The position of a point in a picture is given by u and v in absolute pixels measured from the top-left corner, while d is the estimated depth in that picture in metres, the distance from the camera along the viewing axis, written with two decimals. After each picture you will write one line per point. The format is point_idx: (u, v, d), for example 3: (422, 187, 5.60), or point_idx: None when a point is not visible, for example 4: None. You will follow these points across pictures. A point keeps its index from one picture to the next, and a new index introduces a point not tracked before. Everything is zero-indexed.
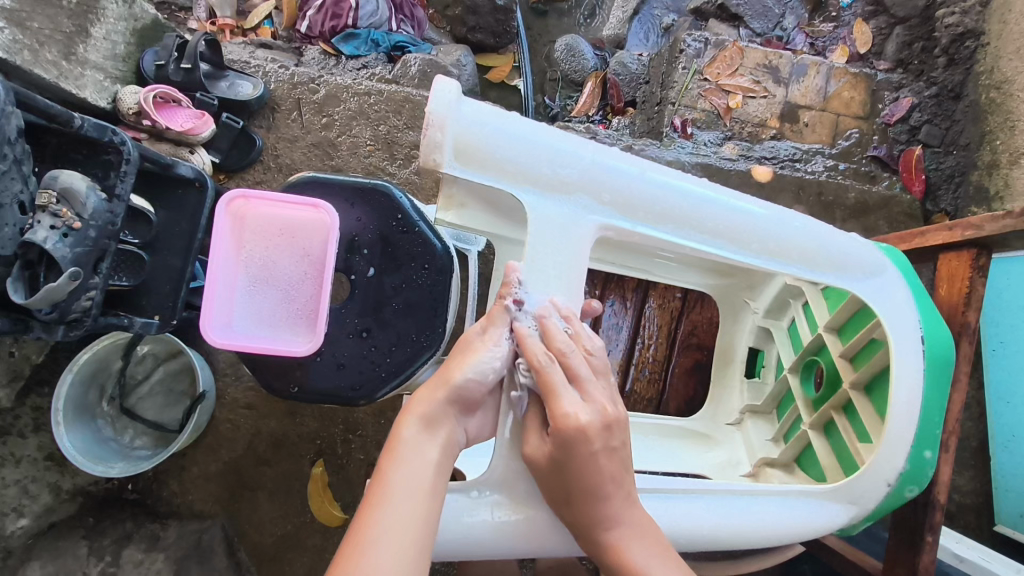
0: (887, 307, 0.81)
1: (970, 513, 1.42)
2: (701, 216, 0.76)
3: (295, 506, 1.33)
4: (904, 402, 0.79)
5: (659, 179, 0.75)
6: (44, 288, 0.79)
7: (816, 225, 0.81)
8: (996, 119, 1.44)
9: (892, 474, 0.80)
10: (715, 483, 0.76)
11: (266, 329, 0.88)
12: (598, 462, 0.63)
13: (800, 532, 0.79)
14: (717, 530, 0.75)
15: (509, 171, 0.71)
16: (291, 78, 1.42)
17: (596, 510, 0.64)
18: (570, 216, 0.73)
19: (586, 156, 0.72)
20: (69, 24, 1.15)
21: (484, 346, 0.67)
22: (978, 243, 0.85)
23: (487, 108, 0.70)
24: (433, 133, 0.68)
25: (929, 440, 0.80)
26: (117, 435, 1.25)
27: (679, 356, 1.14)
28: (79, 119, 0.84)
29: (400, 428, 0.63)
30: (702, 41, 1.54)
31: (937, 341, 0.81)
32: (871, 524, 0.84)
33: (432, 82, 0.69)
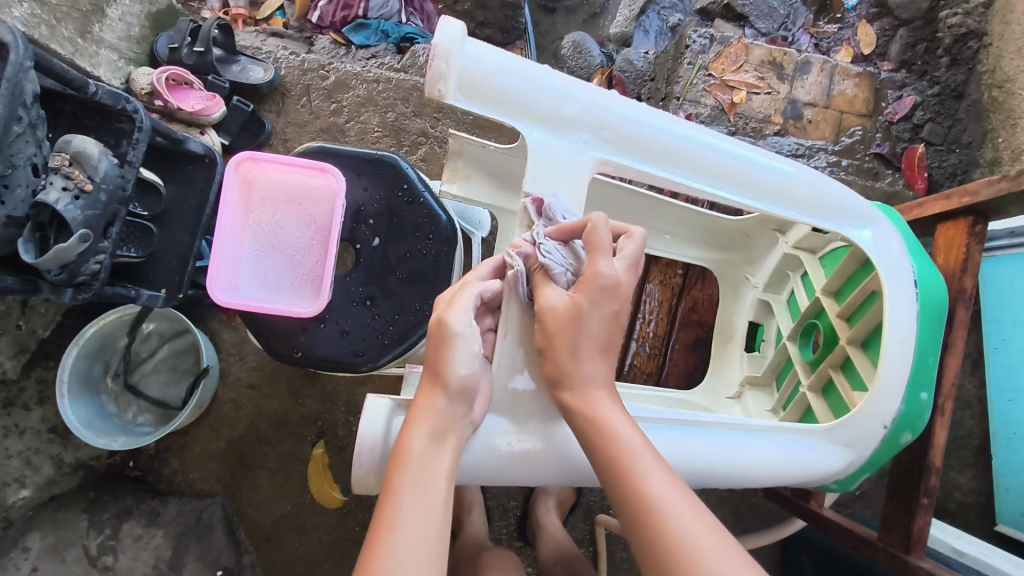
0: (881, 255, 0.82)
1: (972, 510, 1.39)
2: (700, 154, 0.77)
3: (295, 486, 1.33)
4: (898, 344, 0.79)
5: (658, 121, 0.76)
6: (54, 248, 0.80)
7: (812, 174, 0.82)
8: (999, 117, 1.46)
9: (888, 416, 0.80)
10: (710, 435, 0.76)
11: (271, 293, 0.91)
12: (602, 321, 0.67)
13: (797, 475, 0.79)
14: (710, 468, 0.74)
15: (511, 107, 0.72)
16: (302, 65, 1.45)
17: (584, 367, 0.66)
18: (570, 154, 0.74)
19: (585, 96, 0.74)
20: (86, 3, 1.18)
21: (459, 335, 0.66)
22: (972, 210, 0.86)
23: (488, 46, 0.71)
24: (437, 67, 0.70)
25: (924, 382, 0.81)
26: (120, 411, 1.26)
27: (680, 332, 1.16)
28: (94, 86, 0.85)
29: (404, 440, 0.63)
30: (708, 35, 1.56)
31: (930, 287, 0.81)
32: (870, 473, 0.84)
33: (438, 22, 0.70)
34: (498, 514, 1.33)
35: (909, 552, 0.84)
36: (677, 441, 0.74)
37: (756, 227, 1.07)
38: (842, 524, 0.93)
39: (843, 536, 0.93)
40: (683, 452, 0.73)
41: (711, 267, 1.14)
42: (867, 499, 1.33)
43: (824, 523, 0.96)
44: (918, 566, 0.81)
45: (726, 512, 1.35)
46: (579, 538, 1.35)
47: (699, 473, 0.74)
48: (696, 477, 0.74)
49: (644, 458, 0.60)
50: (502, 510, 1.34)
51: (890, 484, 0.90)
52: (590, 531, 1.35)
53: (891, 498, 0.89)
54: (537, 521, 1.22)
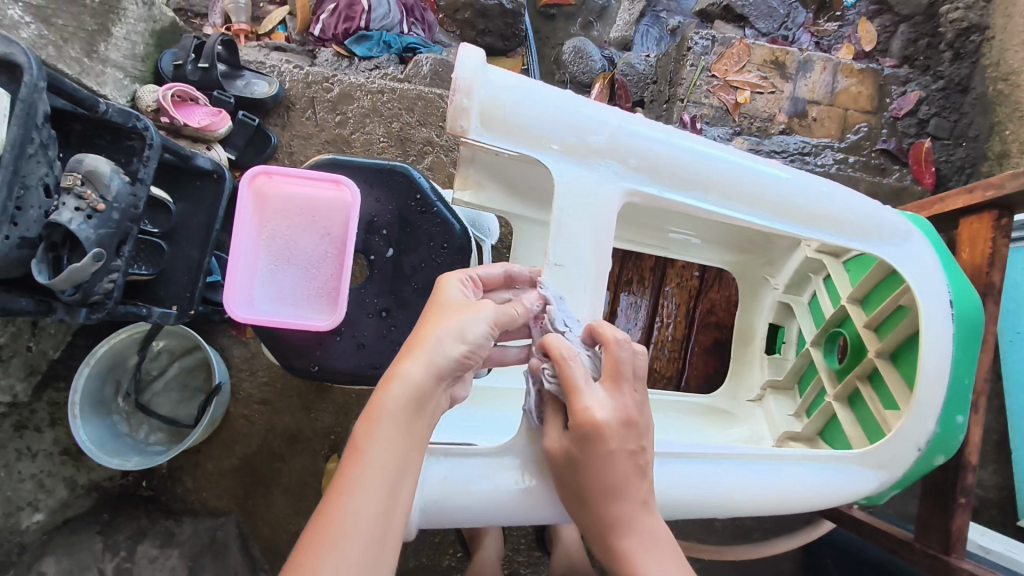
0: (912, 268, 0.83)
1: (994, 507, 1.36)
2: (729, 181, 0.77)
3: (310, 502, 1.32)
4: (932, 370, 0.80)
5: (684, 144, 0.76)
6: (67, 268, 0.80)
7: (842, 190, 0.83)
8: (1005, 109, 1.45)
9: (923, 437, 0.81)
10: (745, 448, 0.77)
11: (286, 308, 0.90)
12: (615, 462, 0.64)
13: (833, 492, 0.80)
14: (745, 495, 0.75)
15: (536, 138, 0.72)
16: (305, 77, 1.44)
17: (612, 510, 0.65)
18: (599, 185, 0.74)
19: (610, 121, 0.74)
20: (92, 23, 1.18)
21: (473, 317, 0.63)
22: (997, 204, 0.86)
23: (511, 76, 0.72)
24: (459, 99, 0.70)
25: (959, 406, 0.81)
26: (132, 431, 1.25)
27: (698, 335, 1.20)
28: (105, 104, 0.85)
29: (360, 430, 0.58)
30: (710, 38, 1.56)
31: (965, 305, 0.82)
32: (899, 491, 0.86)
33: (457, 50, 0.70)
34: (515, 524, 1.32)
35: (950, 552, 0.83)
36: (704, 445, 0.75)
37: (776, 233, 1.07)
38: (874, 526, 0.92)
39: (875, 538, 0.92)
40: (713, 455, 0.74)
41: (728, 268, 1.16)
42: (888, 499, 1.31)
43: (853, 525, 0.95)
44: (958, 568, 0.80)
45: (745, 516, 1.34)
46: None
47: (738, 501, 0.75)
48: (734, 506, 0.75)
49: None
50: None
51: (924, 483, 0.89)
52: None
53: (926, 499, 0.88)
54: (556, 532, 1.20)
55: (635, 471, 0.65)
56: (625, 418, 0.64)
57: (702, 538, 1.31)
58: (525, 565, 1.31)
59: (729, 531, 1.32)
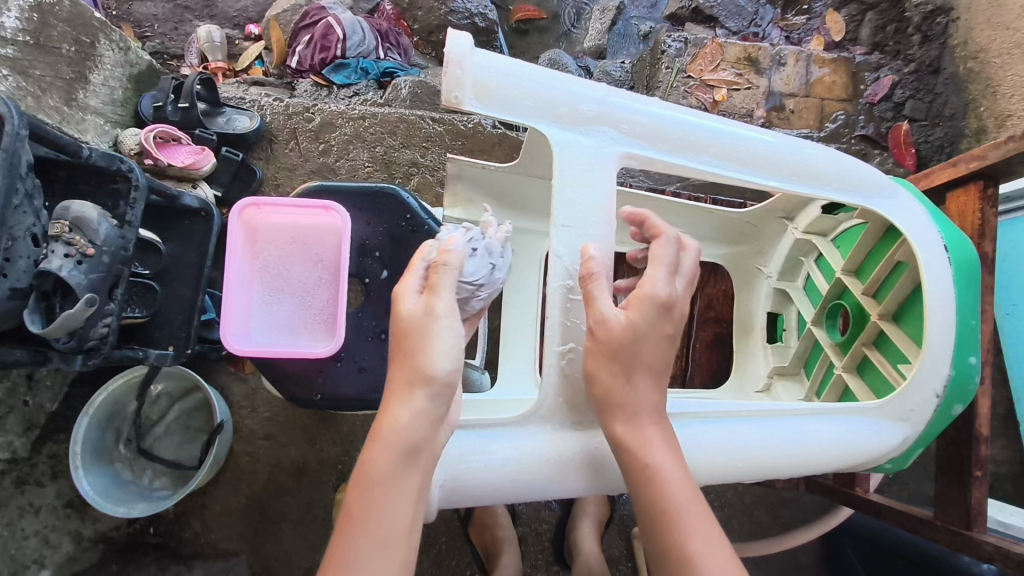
0: (905, 220, 0.83)
1: (1008, 481, 1.35)
2: (719, 141, 0.78)
3: (322, 534, 1.30)
4: (939, 313, 0.80)
5: (673, 113, 0.78)
6: (60, 316, 0.79)
7: (823, 150, 0.84)
8: (977, 87, 1.47)
9: (939, 384, 0.81)
10: (760, 425, 0.77)
11: (287, 334, 0.90)
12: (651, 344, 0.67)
13: (854, 455, 0.80)
14: (762, 455, 0.75)
15: (528, 110, 0.73)
16: (286, 109, 1.45)
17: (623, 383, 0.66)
18: (594, 151, 0.74)
19: (600, 94, 0.75)
20: (69, 71, 1.18)
21: (438, 326, 0.63)
22: (982, 175, 0.88)
23: (499, 56, 0.72)
24: (451, 73, 0.70)
25: (970, 346, 0.81)
26: (136, 478, 1.23)
27: (699, 330, 1.20)
28: (88, 149, 0.85)
29: (350, 497, 0.61)
30: (683, 40, 1.60)
31: (960, 249, 0.83)
32: (924, 448, 0.84)
33: (445, 35, 0.70)
34: (532, 540, 1.30)
35: (972, 527, 0.82)
36: (716, 432, 0.74)
37: (763, 217, 1.10)
38: (894, 508, 0.92)
39: (895, 519, 0.91)
40: (727, 448, 0.74)
41: (722, 262, 1.16)
42: (902, 482, 1.30)
43: (872, 508, 0.95)
44: (981, 541, 0.80)
45: (762, 511, 1.32)
46: (615, 555, 1.31)
47: (756, 465, 0.75)
48: (748, 468, 0.75)
49: (659, 457, 0.65)
50: (535, 535, 1.30)
51: (938, 459, 0.89)
52: (625, 547, 1.32)
53: (942, 474, 0.88)
54: (576, 543, 1.18)
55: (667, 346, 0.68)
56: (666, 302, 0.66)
57: None
58: None
59: (747, 527, 1.31)
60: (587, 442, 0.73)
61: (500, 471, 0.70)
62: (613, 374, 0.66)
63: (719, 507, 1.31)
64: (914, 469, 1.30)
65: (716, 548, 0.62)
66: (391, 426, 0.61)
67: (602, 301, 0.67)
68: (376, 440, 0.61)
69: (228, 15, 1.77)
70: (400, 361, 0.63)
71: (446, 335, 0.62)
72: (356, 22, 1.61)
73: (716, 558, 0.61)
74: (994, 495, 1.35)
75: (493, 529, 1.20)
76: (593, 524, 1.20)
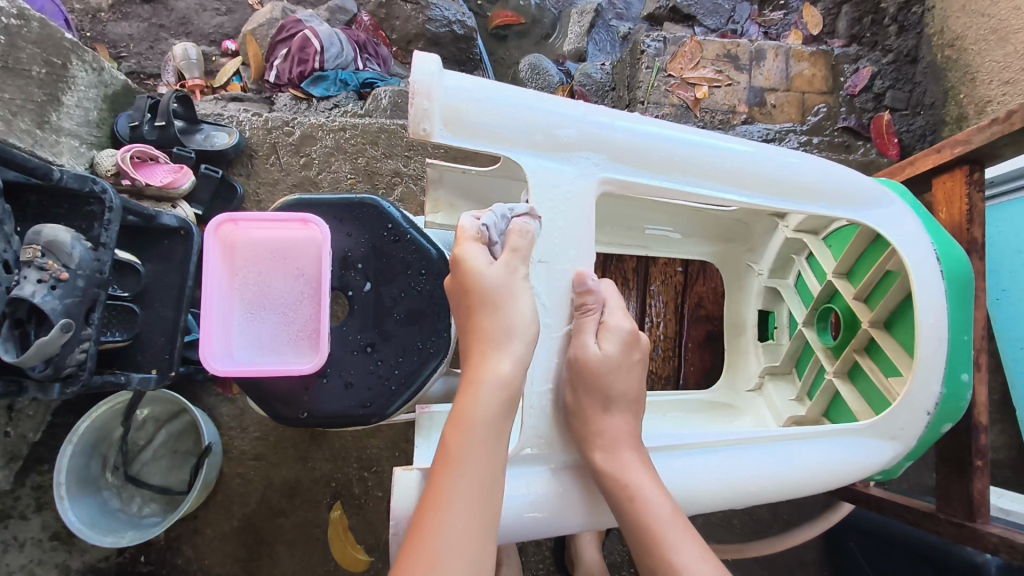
0: (897, 231, 0.83)
1: (1007, 468, 1.34)
2: (702, 159, 0.77)
3: (318, 555, 1.27)
4: (931, 329, 0.79)
5: (652, 131, 0.76)
6: (35, 342, 0.77)
7: (819, 163, 0.83)
8: (956, 74, 1.47)
9: (931, 402, 0.80)
10: (750, 449, 0.76)
11: (271, 355, 0.88)
12: (623, 376, 0.71)
13: (846, 474, 0.80)
14: (749, 489, 0.74)
15: (501, 136, 0.72)
16: (265, 123, 1.43)
17: (605, 410, 0.69)
18: (569, 176, 0.74)
19: (576, 115, 0.74)
20: (40, 93, 1.16)
21: (524, 293, 0.67)
22: (967, 160, 0.87)
23: (470, 78, 0.72)
24: (420, 104, 0.69)
25: (963, 362, 0.80)
26: (125, 506, 1.19)
27: (690, 330, 1.20)
28: (58, 170, 0.82)
29: (449, 435, 0.63)
30: (661, 39, 1.59)
31: (952, 260, 0.82)
32: (912, 461, 0.85)
33: (413, 60, 0.70)
34: (532, 550, 1.28)
35: (975, 518, 0.81)
36: (706, 460, 0.74)
37: (755, 215, 1.09)
38: (896, 502, 0.91)
39: (896, 513, 0.90)
40: (725, 475, 0.73)
41: (711, 259, 1.16)
42: (902, 473, 1.29)
43: (874, 503, 0.94)
44: (984, 533, 0.79)
45: (763, 510, 1.31)
46: (616, 561, 1.29)
47: (751, 490, 0.75)
48: (734, 495, 0.74)
49: (636, 478, 0.67)
50: (535, 545, 1.28)
51: (937, 451, 0.88)
52: (626, 552, 1.30)
53: (942, 466, 0.87)
54: (576, 550, 1.16)
55: (635, 378, 0.72)
56: (631, 338, 0.71)
57: (722, 537, 1.29)
58: None
59: (749, 527, 1.30)
60: (571, 479, 0.72)
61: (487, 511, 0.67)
62: (591, 403, 0.69)
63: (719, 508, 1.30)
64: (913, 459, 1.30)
65: (704, 561, 0.64)
66: (490, 374, 0.64)
67: (589, 330, 0.70)
68: (474, 388, 0.63)
69: (204, 32, 1.76)
70: (484, 315, 0.66)
71: (528, 298, 0.67)
72: (333, 34, 1.60)
73: (705, 572, 0.63)
74: (994, 481, 1.34)
75: None
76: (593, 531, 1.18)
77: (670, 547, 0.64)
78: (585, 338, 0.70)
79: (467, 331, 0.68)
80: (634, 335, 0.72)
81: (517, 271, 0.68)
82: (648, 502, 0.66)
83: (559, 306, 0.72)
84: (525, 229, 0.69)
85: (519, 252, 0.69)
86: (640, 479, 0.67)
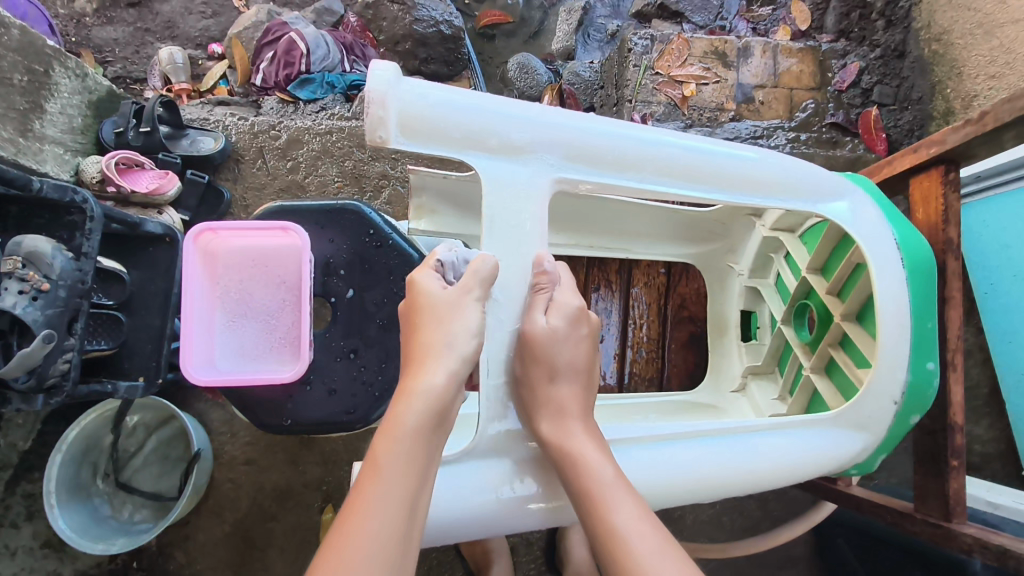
0: (859, 225, 0.84)
1: (997, 461, 1.34)
2: (658, 155, 0.78)
3: (309, 558, 1.27)
4: (892, 319, 0.81)
5: (608, 130, 0.76)
6: (16, 354, 0.77)
7: (778, 157, 0.84)
8: (942, 68, 1.47)
9: (897, 390, 0.82)
10: (719, 440, 0.77)
11: (252, 362, 0.89)
12: (569, 347, 0.73)
13: (817, 465, 0.81)
14: (715, 477, 0.75)
15: (457, 140, 0.71)
16: (251, 128, 1.43)
17: (552, 381, 0.71)
18: (527, 178, 0.73)
19: (532, 117, 0.73)
20: (23, 101, 1.15)
21: (468, 309, 0.69)
22: (944, 159, 0.87)
23: (426, 84, 0.71)
24: (375, 112, 0.69)
25: (928, 351, 0.81)
26: (116, 512, 1.20)
27: (674, 331, 1.20)
28: (38, 181, 0.82)
29: (376, 445, 0.63)
30: (649, 36, 1.57)
31: (914, 250, 0.83)
32: (887, 454, 0.87)
33: (369, 67, 0.69)
34: (523, 550, 1.28)
35: (951, 519, 0.82)
36: (662, 455, 0.74)
37: (733, 215, 1.10)
38: (876, 501, 0.91)
39: (877, 512, 0.91)
40: (687, 463, 0.74)
41: (693, 261, 1.17)
42: (890, 468, 1.30)
43: (855, 502, 0.94)
44: (961, 532, 0.79)
45: (753, 506, 1.31)
46: None
47: (718, 480, 0.75)
48: (698, 490, 0.75)
49: (579, 443, 0.69)
50: (527, 545, 1.29)
51: (917, 449, 0.88)
52: None
53: (921, 465, 0.87)
54: (566, 550, 1.17)
55: (582, 348, 0.75)
56: (580, 309, 0.75)
57: (713, 534, 1.29)
58: None
59: (739, 524, 1.30)
60: (531, 468, 0.73)
61: (454, 508, 0.69)
62: (539, 375, 0.70)
63: (710, 505, 1.30)
64: (901, 454, 1.30)
65: (642, 520, 0.64)
66: (426, 383, 0.65)
67: (540, 306, 0.72)
68: (405, 398, 0.65)
69: (190, 35, 1.75)
70: (428, 331, 0.68)
71: (474, 314, 0.69)
72: (319, 36, 1.59)
73: (643, 529, 0.63)
74: (983, 475, 1.34)
75: (482, 541, 1.17)
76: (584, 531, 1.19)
77: (608, 505, 0.65)
78: (536, 314, 0.71)
79: (411, 346, 0.70)
80: (583, 311, 0.75)
81: (472, 290, 0.69)
82: (591, 464, 0.67)
83: (518, 280, 0.73)
84: (489, 258, 0.70)
85: (477, 275, 0.69)
86: (583, 445, 0.68)
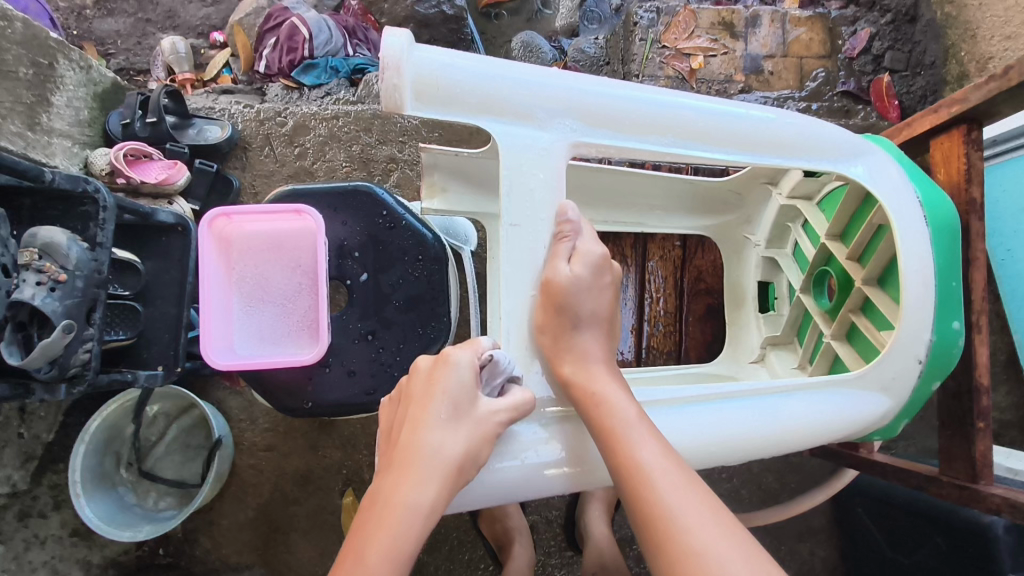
0: (881, 183, 0.83)
1: (1016, 428, 1.33)
2: (677, 115, 0.77)
3: (332, 541, 1.28)
4: (917, 277, 0.80)
5: (628, 90, 0.75)
6: (40, 344, 0.78)
7: (796, 119, 0.82)
8: (957, 31, 1.47)
9: (922, 350, 0.81)
10: (738, 405, 0.76)
11: (271, 345, 0.90)
12: (592, 298, 0.73)
13: (841, 429, 0.81)
14: (744, 434, 0.75)
15: (475, 106, 0.71)
16: (257, 115, 1.42)
17: (574, 330, 0.72)
18: (542, 144, 0.73)
19: (551, 81, 0.73)
20: (29, 95, 1.15)
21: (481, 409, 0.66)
22: (965, 118, 0.86)
23: (441, 49, 0.70)
24: (390, 80, 0.68)
25: (952, 309, 0.81)
26: (140, 501, 1.21)
27: (690, 303, 1.21)
28: (50, 173, 0.81)
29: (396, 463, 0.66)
30: (654, 10, 1.55)
31: (937, 209, 0.82)
32: (909, 418, 0.87)
33: (383, 33, 0.68)
34: (543, 528, 1.29)
35: (978, 480, 0.82)
36: (685, 414, 0.74)
37: (750, 185, 1.09)
38: (899, 467, 0.91)
39: (900, 478, 0.91)
40: (715, 423, 0.74)
41: (708, 233, 1.16)
42: (909, 438, 1.29)
43: (878, 468, 0.94)
44: (988, 493, 0.79)
45: (772, 479, 1.32)
46: (628, 536, 1.30)
47: (746, 437, 0.75)
48: (723, 450, 0.74)
49: (600, 386, 0.70)
50: (546, 523, 1.30)
51: (939, 414, 0.88)
52: None
53: (944, 429, 0.87)
54: (585, 526, 1.18)
55: (606, 300, 0.76)
56: (603, 256, 0.74)
57: (732, 507, 1.30)
58: (559, 567, 1.28)
59: (757, 496, 1.31)
60: (558, 430, 0.72)
61: (476, 473, 0.69)
62: (562, 324, 0.71)
63: (728, 478, 1.31)
64: (921, 424, 1.29)
65: (666, 458, 0.65)
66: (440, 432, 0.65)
67: (562, 256, 0.72)
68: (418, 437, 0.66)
69: (191, 24, 1.73)
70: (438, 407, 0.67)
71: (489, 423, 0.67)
72: (321, 20, 1.57)
73: (666, 463, 0.64)
74: (1002, 442, 1.33)
75: (503, 519, 1.18)
76: (603, 506, 1.19)
77: (630, 441, 0.65)
78: (558, 266, 0.71)
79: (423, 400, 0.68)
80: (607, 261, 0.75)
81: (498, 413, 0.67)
82: (612, 401, 0.68)
83: (539, 236, 0.73)
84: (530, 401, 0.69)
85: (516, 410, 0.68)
86: (604, 386, 0.70)
